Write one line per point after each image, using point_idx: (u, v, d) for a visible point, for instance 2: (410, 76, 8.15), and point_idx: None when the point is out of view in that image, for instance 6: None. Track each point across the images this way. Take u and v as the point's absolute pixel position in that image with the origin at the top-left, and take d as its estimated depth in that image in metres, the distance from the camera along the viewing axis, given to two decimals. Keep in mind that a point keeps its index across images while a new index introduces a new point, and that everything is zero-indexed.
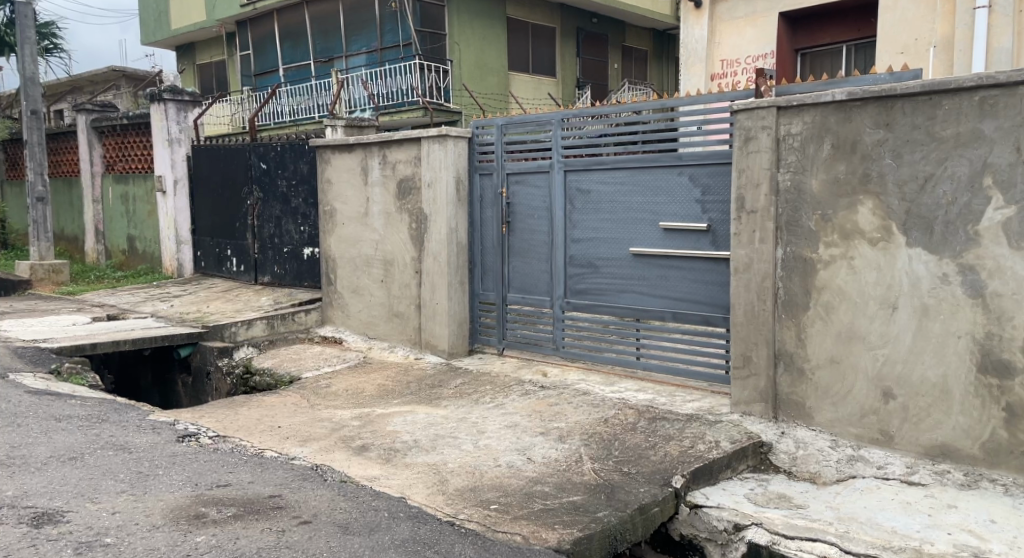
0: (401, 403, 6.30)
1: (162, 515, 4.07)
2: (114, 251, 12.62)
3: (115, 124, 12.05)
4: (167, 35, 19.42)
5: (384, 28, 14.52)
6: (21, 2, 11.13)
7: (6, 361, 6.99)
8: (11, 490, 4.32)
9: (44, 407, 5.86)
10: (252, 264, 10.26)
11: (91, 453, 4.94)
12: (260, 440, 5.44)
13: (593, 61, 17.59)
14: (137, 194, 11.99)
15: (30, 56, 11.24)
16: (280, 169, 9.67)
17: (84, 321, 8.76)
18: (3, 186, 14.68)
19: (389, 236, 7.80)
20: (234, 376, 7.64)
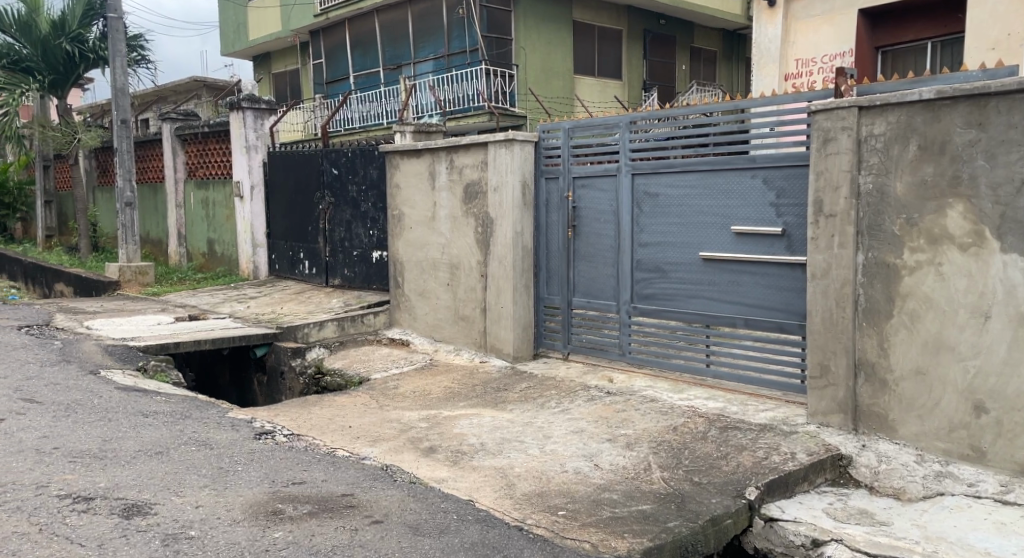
0: (467, 406, 6.34)
1: (242, 510, 4.17)
2: (195, 253, 13.00)
3: (197, 132, 12.41)
4: (244, 46, 19.96)
5: (451, 34, 14.67)
6: (113, 17, 11.61)
7: (96, 357, 7.27)
8: (103, 482, 4.46)
9: (131, 403, 6.08)
10: (323, 267, 10.47)
11: (175, 448, 5.08)
12: (331, 439, 5.53)
13: (660, 64, 17.43)
14: (217, 198, 12.32)
15: (120, 68, 11.67)
16: (351, 174, 9.85)
17: (167, 321, 9.07)
18: (93, 191, 15.28)
19: (455, 240, 7.86)
20: (306, 376, 7.80)
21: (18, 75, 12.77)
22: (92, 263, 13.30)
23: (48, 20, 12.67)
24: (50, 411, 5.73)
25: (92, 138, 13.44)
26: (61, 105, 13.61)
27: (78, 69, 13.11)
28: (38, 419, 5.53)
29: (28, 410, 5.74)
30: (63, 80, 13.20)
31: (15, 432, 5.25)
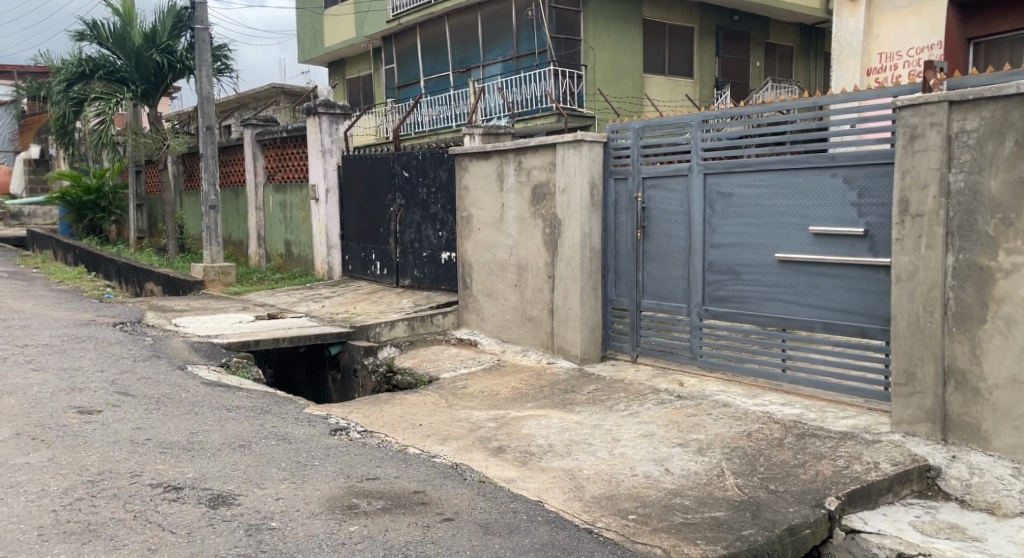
0: (535, 407, 6.34)
1: (320, 504, 4.23)
2: (273, 254, 13.30)
3: (276, 137, 12.72)
4: (320, 53, 20.37)
5: (520, 36, 14.76)
6: (201, 28, 12.11)
7: (182, 353, 7.53)
8: (192, 472, 4.59)
9: (216, 397, 6.27)
10: (393, 267, 10.62)
11: (257, 442, 5.20)
12: (403, 436, 5.61)
13: (734, 60, 17.06)
14: (294, 201, 12.60)
15: (206, 77, 12.09)
16: (421, 177, 10.04)
17: (245, 319, 9.31)
18: (180, 195, 15.81)
19: (523, 241, 7.86)
20: (378, 374, 7.91)
21: (113, 86, 13.30)
22: (179, 264, 13.76)
23: (141, 32, 13.18)
24: (142, 404, 5.94)
25: (180, 143, 13.88)
26: (152, 114, 14.05)
27: (167, 79, 13.54)
28: (130, 412, 5.74)
29: (122, 402, 5.96)
30: (154, 89, 13.65)
31: (110, 423, 5.46)
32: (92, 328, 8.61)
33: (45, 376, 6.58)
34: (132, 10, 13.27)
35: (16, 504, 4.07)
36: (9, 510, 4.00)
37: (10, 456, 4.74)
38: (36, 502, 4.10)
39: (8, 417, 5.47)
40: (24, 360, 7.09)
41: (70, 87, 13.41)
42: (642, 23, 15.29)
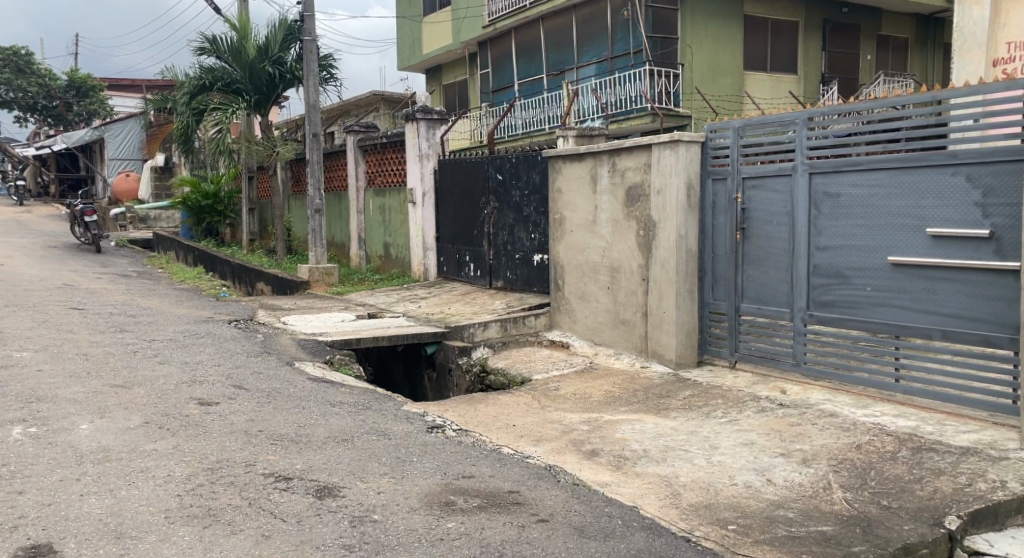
0: (628, 412, 6.27)
1: (419, 499, 4.40)
2: (373, 256, 13.53)
3: (376, 142, 12.95)
4: (418, 59, 20.64)
5: (615, 36, 14.61)
6: (309, 39, 12.50)
7: (291, 350, 7.80)
8: (300, 463, 4.84)
9: (321, 393, 6.56)
10: (487, 269, 10.82)
11: (359, 436, 5.46)
12: (498, 437, 5.78)
13: (842, 55, 16.25)
14: (392, 205, 12.80)
15: (313, 86, 12.47)
16: (515, 180, 10.22)
17: (347, 318, 9.50)
18: (288, 199, 16.34)
19: (617, 243, 7.73)
20: (472, 373, 7.99)
21: (230, 96, 13.87)
22: (286, 266, 14.10)
23: (255, 45, 13.65)
24: (256, 398, 6.24)
25: (288, 151, 14.37)
26: (264, 122, 14.56)
27: (278, 89, 14.06)
28: (244, 405, 6.02)
29: (238, 396, 6.26)
30: (266, 100, 14.18)
31: (227, 414, 5.76)
32: (207, 324, 8.98)
33: (168, 368, 6.94)
34: (247, 24, 13.77)
35: (145, 487, 4.36)
36: (137, 493, 4.29)
37: (139, 442, 5.06)
38: (163, 486, 4.39)
39: (135, 406, 5.82)
40: (150, 353, 7.47)
41: (191, 99, 13.88)
42: (743, 18, 14.85)
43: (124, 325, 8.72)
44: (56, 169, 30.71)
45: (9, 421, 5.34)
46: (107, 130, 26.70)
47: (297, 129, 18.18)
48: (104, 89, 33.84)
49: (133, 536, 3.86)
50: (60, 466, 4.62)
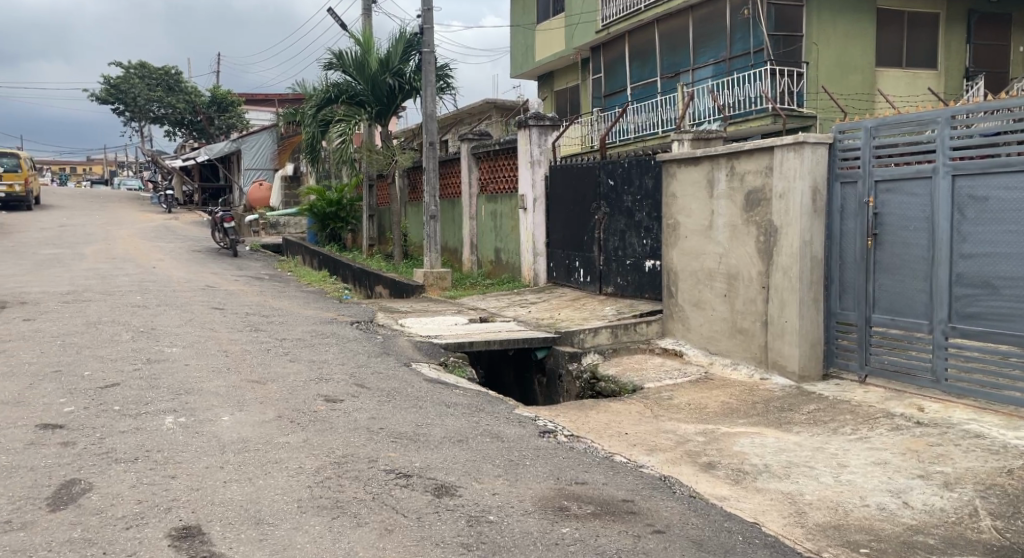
0: (747, 424, 5.99)
1: (533, 502, 4.42)
2: (484, 261, 13.58)
3: (489, 150, 13.01)
4: (530, 66, 20.65)
5: (734, 36, 14.21)
6: (427, 51, 12.74)
7: (407, 351, 7.92)
8: (418, 461, 4.96)
9: (436, 393, 6.57)
10: (597, 275, 10.67)
11: (473, 438, 5.50)
12: (610, 445, 5.64)
13: (988, 47, 15.13)
14: (504, 211, 12.80)
15: (431, 96, 12.71)
16: (627, 184, 10.03)
17: (461, 321, 9.59)
18: (405, 206, 16.65)
19: (735, 249, 7.43)
20: (583, 379, 7.89)
21: (353, 108, 14.31)
22: (401, 270, 14.40)
23: (377, 59, 13.97)
24: (376, 396, 6.32)
25: (407, 158, 14.58)
26: (384, 133, 14.89)
27: (398, 100, 14.32)
28: (366, 403, 6.13)
29: (359, 393, 6.36)
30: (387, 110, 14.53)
31: (350, 411, 5.89)
32: (331, 325, 9.20)
33: (297, 366, 7.12)
34: (370, 38, 14.10)
35: (281, 477, 4.63)
36: (272, 482, 4.55)
37: (273, 434, 5.31)
38: (295, 477, 4.64)
39: (269, 400, 6.05)
40: (279, 350, 7.69)
41: (318, 111, 14.50)
42: (876, 13, 14.15)
43: (257, 324, 9.03)
44: (197, 179, 32.25)
45: (159, 411, 5.67)
46: (243, 142, 27.99)
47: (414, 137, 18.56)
48: (241, 105, 35.57)
49: (270, 523, 4.09)
50: (205, 454, 4.93)
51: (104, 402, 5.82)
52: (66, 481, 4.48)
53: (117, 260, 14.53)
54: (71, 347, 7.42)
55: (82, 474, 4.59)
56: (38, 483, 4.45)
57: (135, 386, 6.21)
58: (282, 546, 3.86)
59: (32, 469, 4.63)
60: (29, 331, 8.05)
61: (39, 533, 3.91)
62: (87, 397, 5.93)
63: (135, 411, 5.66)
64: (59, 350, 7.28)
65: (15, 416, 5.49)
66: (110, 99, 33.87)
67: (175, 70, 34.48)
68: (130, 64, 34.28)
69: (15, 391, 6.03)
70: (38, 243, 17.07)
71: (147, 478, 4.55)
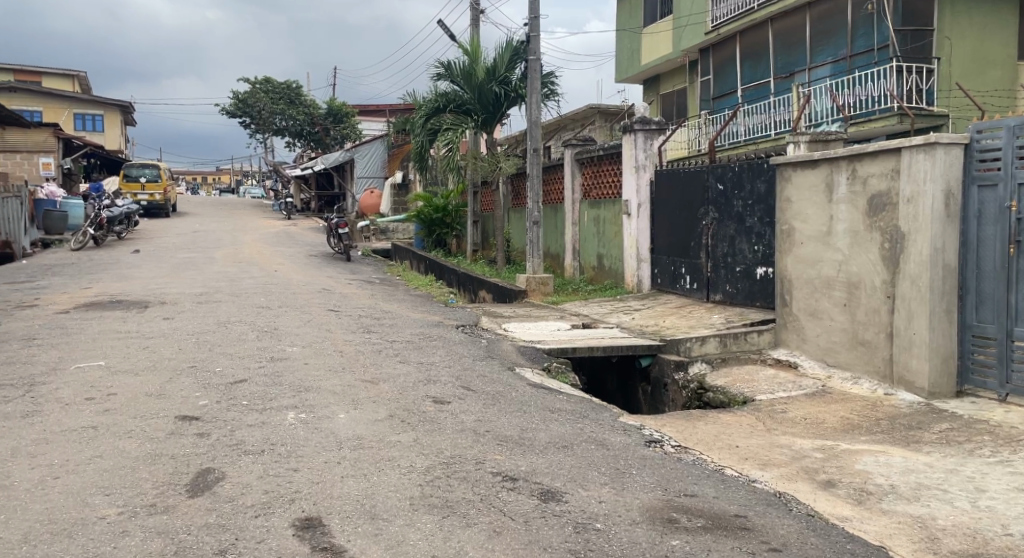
0: (870, 442, 5.63)
1: (641, 512, 4.29)
2: (586, 267, 13.42)
3: (593, 155, 12.87)
4: (637, 71, 20.38)
5: (856, 33, 13.66)
6: (533, 59, 12.72)
7: (512, 355, 7.86)
8: (524, 465, 4.88)
9: (542, 398, 6.48)
10: (704, 282, 10.35)
11: (579, 444, 5.37)
12: (720, 457, 5.41)
13: None
14: (607, 216, 12.62)
15: (535, 103, 12.64)
16: (737, 189, 9.70)
17: (563, 326, 9.47)
18: (508, 212, 16.71)
19: (855, 256, 7.04)
20: (689, 390, 7.63)
21: (460, 117, 14.48)
22: (504, 275, 14.43)
23: (484, 67, 14.06)
24: (483, 399, 6.28)
25: (511, 166, 14.45)
26: (489, 141, 14.90)
27: (503, 109, 14.38)
28: (473, 405, 6.08)
29: (466, 396, 6.33)
30: (492, 118, 14.60)
31: (458, 413, 5.86)
32: (438, 328, 9.25)
33: (408, 367, 7.17)
34: (478, 47, 14.19)
35: (392, 474, 4.63)
36: (386, 479, 4.57)
37: (385, 433, 5.32)
38: (407, 474, 4.64)
39: (381, 400, 6.08)
40: (391, 352, 7.77)
41: (427, 120, 14.62)
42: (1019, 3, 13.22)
43: (370, 326, 9.16)
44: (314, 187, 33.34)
45: (282, 407, 5.79)
46: (356, 152, 28.72)
47: (516, 144, 18.52)
48: (355, 115, 36.55)
49: (384, 518, 4.10)
50: (324, 450, 4.98)
51: (234, 396, 5.99)
52: (202, 469, 4.62)
53: (243, 263, 15.13)
54: (204, 344, 7.71)
55: (216, 463, 4.72)
56: (178, 470, 4.61)
57: (260, 382, 6.38)
58: (396, 543, 3.87)
59: (172, 457, 4.80)
60: (167, 328, 8.43)
61: (180, 517, 4.05)
62: (219, 391, 6.12)
63: (260, 405, 5.80)
64: (193, 346, 7.58)
65: (155, 406, 5.72)
66: (238, 112, 35.57)
67: (295, 84, 35.97)
68: (255, 79, 35.87)
69: (156, 383, 6.29)
70: (173, 247, 18.02)
71: (273, 469, 4.65)
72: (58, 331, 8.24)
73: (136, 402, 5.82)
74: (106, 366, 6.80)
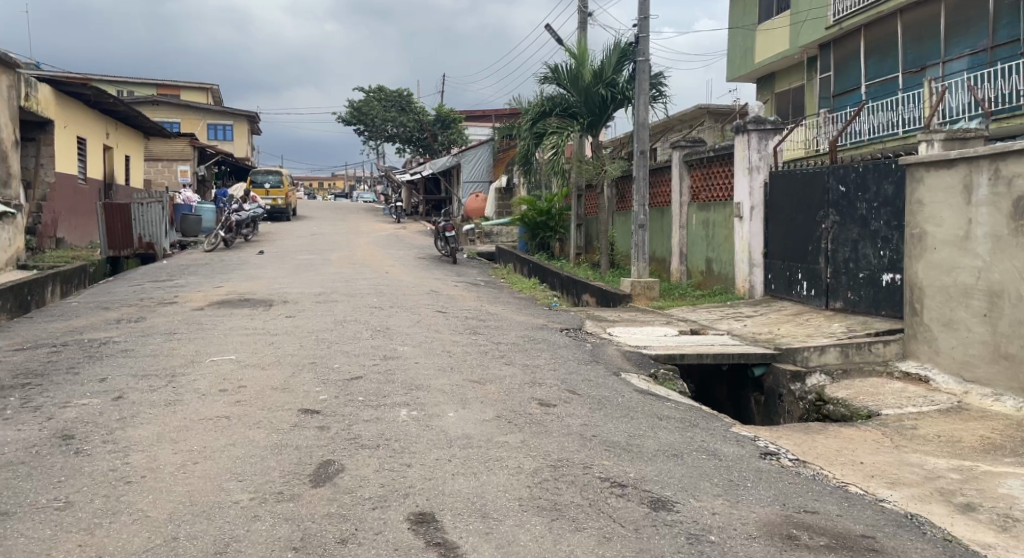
0: (1015, 464, 5.20)
1: (758, 527, 4.08)
2: (694, 271, 13.06)
3: (703, 157, 12.51)
4: (750, 69, 19.76)
5: (998, 23, 12.80)
6: (641, 60, 12.47)
7: (618, 360, 7.68)
8: (632, 472, 4.71)
9: (649, 405, 6.27)
10: (823, 288, 9.88)
11: (689, 453, 5.15)
12: (843, 473, 5.08)
13: None
14: (717, 220, 12.24)
15: (644, 104, 12.36)
16: (861, 191, 9.20)
17: (671, 331, 9.19)
18: (615, 215, 16.54)
19: (997, 263, 6.54)
20: (807, 402, 7.24)
21: (566, 120, 14.36)
22: (608, 279, 14.19)
23: (591, 70, 13.89)
24: (589, 403, 6.12)
25: (616, 168, 14.18)
26: (595, 143, 14.73)
27: (610, 111, 14.16)
28: (579, 409, 5.94)
29: (572, 399, 6.19)
30: (598, 121, 14.40)
31: (564, 416, 5.73)
32: (544, 330, 9.16)
33: (514, 369, 7.08)
34: (585, 50, 14.02)
35: (501, 474, 4.54)
36: (495, 478, 4.48)
37: (493, 433, 5.25)
38: (515, 475, 4.54)
39: (488, 400, 6.01)
40: (498, 353, 7.70)
41: (533, 124, 14.51)
42: None
43: (477, 327, 9.15)
44: (423, 192, 33.82)
45: (395, 404, 5.80)
46: (462, 156, 29.10)
47: (621, 146, 18.24)
48: (463, 121, 36.79)
49: (495, 517, 4.02)
50: (434, 447, 4.95)
51: (351, 392, 6.05)
52: (323, 461, 4.66)
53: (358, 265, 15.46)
54: (323, 341, 7.86)
55: (335, 455, 4.76)
56: (302, 460, 4.66)
57: (375, 379, 6.43)
58: (507, 542, 3.79)
59: (296, 448, 4.86)
60: (290, 326, 8.66)
61: (305, 505, 4.08)
62: (337, 387, 6.20)
63: (375, 401, 5.83)
64: (313, 344, 7.74)
65: (279, 399, 5.84)
66: (354, 120, 36.55)
67: (406, 92, 36.77)
68: (370, 89, 36.89)
69: (280, 377, 6.42)
70: (293, 249, 18.63)
71: (388, 463, 4.64)
72: (194, 326, 8.58)
73: (264, 395, 5.95)
74: (236, 359, 7.01)
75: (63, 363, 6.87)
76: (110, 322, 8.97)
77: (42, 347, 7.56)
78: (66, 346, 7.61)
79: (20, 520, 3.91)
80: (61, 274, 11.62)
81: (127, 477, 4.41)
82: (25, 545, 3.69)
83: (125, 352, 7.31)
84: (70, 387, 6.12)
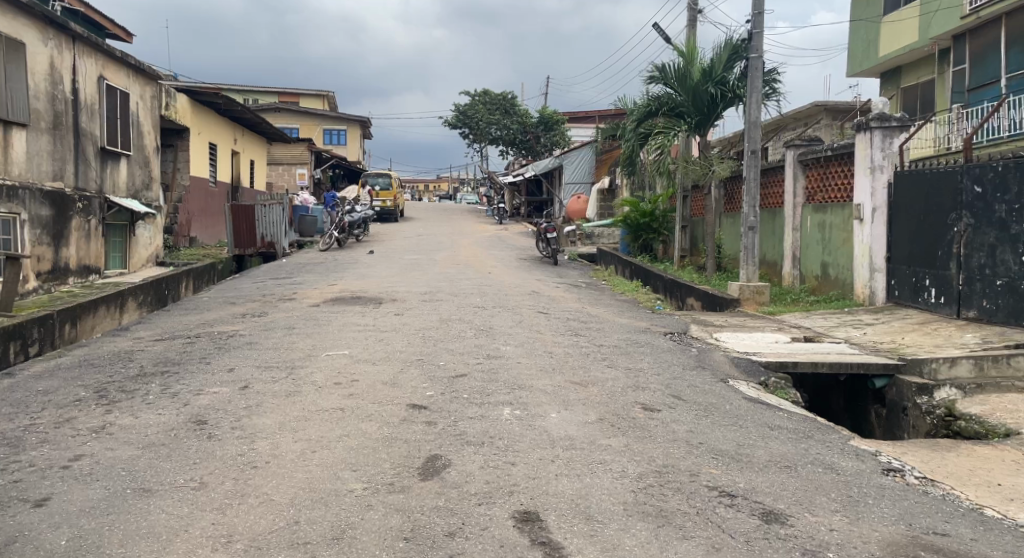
0: None
1: (882, 547, 3.80)
2: (808, 276, 12.50)
3: (820, 155, 11.94)
4: (874, 64, 18.87)
5: None
6: (754, 56, 12.02)
7: (726, 367, 7.39)
8: (743, 483, 4.47)
9: (759, 414, 5.97)
10: (954, 296, 9.26)
11: (804, 466, 4.86)
12: (977, 494, 4.70)
13: None
14: (835, 222, 11.66)
15: (756, 101, 11.90)
16: (1000, 192, 8.62)
17: (783, 338, 8.80)
18: (722, 217, 16.07)
19: None
20: (935, 416, 6.78)
21: (673, 120, 13.99)
22: (715, 283, 13.76)
23: (701, 68, 13.50)
24: (695, 410, 5.88)
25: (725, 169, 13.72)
26: (702, 142, 14.31)
27: (720, 110, 13.76)
28: (684, 415, 5.71)
29: (678, 405, 5.97)
30: (707, 120, 14.00)
31: (669, 422, 5.52)
32: (647, 333, 8.93)
33: (616, 372, 6.90)
34: (694, 48, 13.65)
35: (605, 477, 4.39)
36: (599, 482, 4.33)
37: (595, 435, 5.11)
38: (619, 479, 4.38)
39: (591, 402, 5.87)
40: (601, 356, 7.53)
41: (639, 124, 14.23)
42: None
43: (579, 329, 9.00)
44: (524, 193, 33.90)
45: (499, 402, 5.73)
46: (565, 158, 29.04)
47: (729, 146, 17.70)
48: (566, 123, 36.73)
49: (600, 520, 3.89)
50: (538, 446, 4.84)
51: (455, 389, 6.02)
52: (432, 455, 4.62)
53: (462, 265, 15.54)
54: (428, 339, 7.89)
55: (443, 450, 4.71)
56: (410, 453, 4.64)
57: (479, 378, 6.38)
58: (612, 546, 3.66)
59: (405, 441, 4.85)
60: (399, 323, 8.74)
61: (414, 497, 4.05)
62: (442, 384, 6.18)
63: (479, 399, 5.78)
64: (419, 341, 7.77)
65: (388, 394, 5.86)
66: (460, 123, 36.99)
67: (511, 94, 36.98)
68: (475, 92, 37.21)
69: (389, 373, 6.46)
70: (400, 250, 18.93)
71: (493, 461, 4.56)
72: (311, 321, 8.78)
73: (374, 389, 5.99)
74: (350, 354, 7.10)
75: (196, 353, 7.14)
76: (236, 316, 9.29)
77: (177, 338, 7.88)
78: (198, 337, 7.90)
79: (161, 497, 4.03)
80: (194, 271, 12.14)
81: (253, 462, 4.49)
82: (166, 520, 3.79)
83: (251, 344, 7.52)
84: (203, 376, 6.32)
